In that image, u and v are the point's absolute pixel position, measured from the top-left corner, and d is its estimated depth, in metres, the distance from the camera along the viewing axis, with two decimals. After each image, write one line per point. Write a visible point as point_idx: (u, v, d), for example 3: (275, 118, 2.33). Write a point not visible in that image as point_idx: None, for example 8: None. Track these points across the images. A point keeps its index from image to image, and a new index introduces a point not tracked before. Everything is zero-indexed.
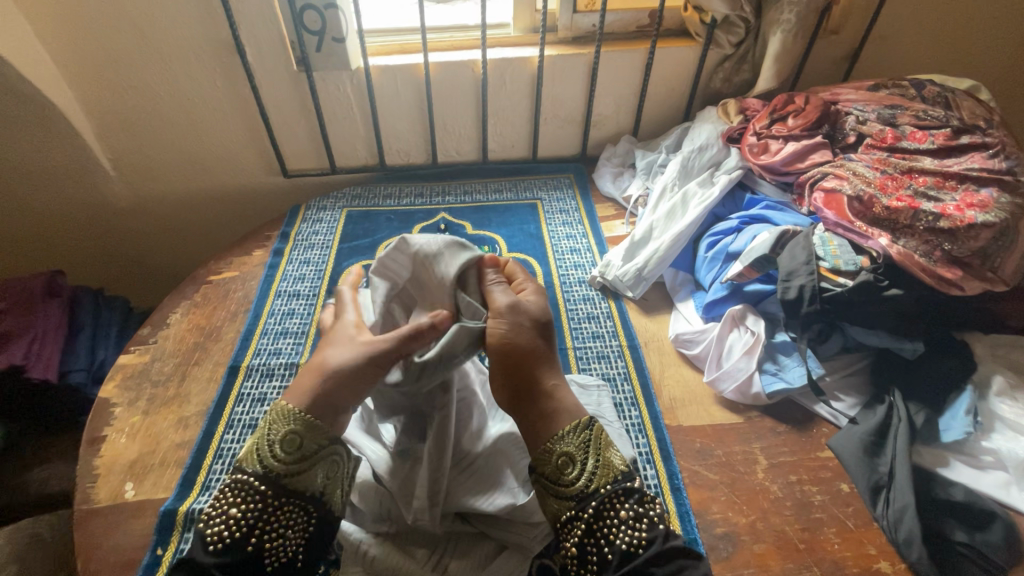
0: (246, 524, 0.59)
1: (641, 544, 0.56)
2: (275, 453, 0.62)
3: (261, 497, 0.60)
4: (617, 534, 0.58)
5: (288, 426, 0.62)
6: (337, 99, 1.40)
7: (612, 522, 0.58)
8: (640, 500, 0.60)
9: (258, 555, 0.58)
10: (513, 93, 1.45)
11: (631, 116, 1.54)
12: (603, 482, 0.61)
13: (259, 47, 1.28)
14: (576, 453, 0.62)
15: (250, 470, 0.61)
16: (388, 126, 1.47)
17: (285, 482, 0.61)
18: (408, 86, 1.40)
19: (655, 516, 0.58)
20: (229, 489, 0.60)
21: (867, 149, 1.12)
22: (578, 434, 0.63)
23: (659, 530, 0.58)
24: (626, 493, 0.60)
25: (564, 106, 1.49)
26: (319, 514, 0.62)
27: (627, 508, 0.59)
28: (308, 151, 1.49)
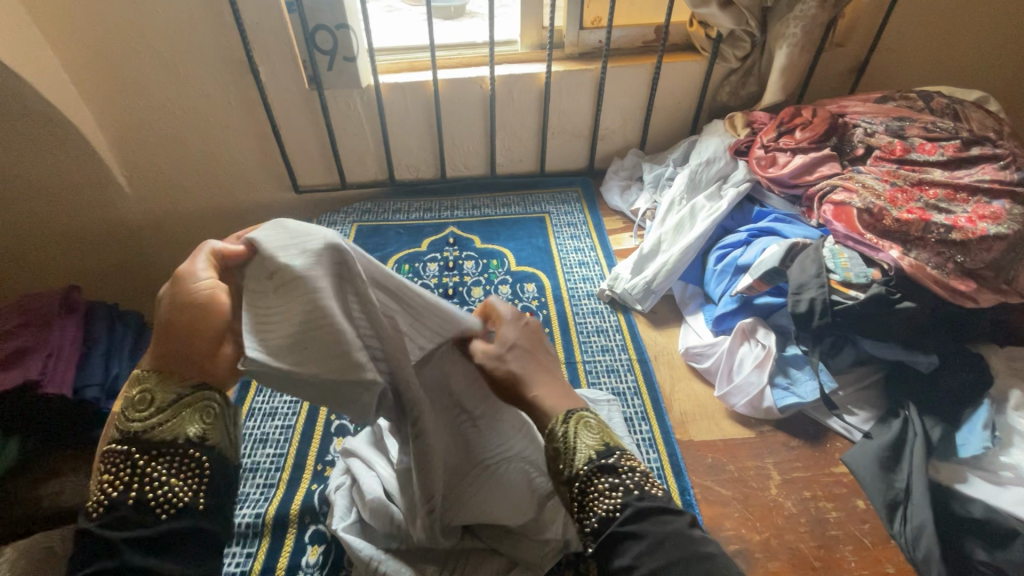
0: (125, 483, 0.51)
1: (618, 510, 0.54)
2: (134, 413, 0.54)
3: (136, 453, 0.52)
4: (599, 506, 0.55)
5: (147, 383, 0.55)
6: (348, 116, 1.42)
7: (592, 495, 0.56)
8: (617, 468, 0.57)
9: (147, 509, 0.50)
10: (520, 108, 1.47)
11: (637, 129, 1.55)
12: (580, 461, 0.58)
13: (272, 67, 1.31)
14: (555, 441, 0.59)
15: (115, 436, 0.54)
16: (398, 141, 1.49)
17: (155, 431, 0.53)
18: (418, 103, 1.42)
19: (631, 484, 0.56)
20: (103, 461, 0.53)
21: (877, 161, 1.12)
22: (560, 423, 0.60)
23: (636, 495, 0.55)
24: (604, 466, 0.57)
25: (572, 120, 1.51)
26: (208, 460, 0.54)
27: (605, 480, 0.57)
28: (318, 166, 1.51)
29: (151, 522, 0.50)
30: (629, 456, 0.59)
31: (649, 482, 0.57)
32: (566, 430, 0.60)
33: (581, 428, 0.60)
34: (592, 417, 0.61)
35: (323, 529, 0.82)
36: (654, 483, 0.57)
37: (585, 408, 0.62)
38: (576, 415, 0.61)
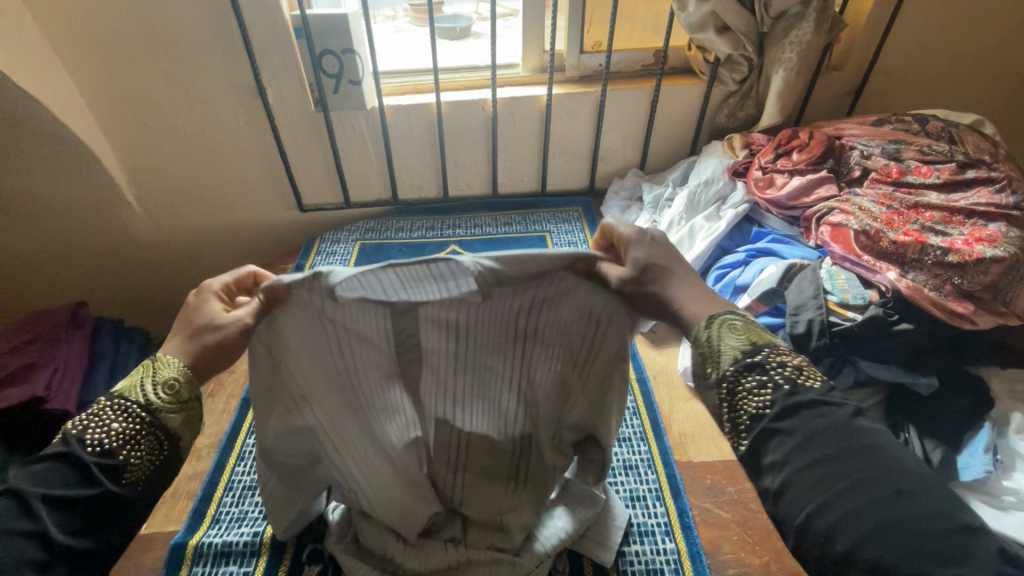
0: (119, 439, 0.55)
1: (766, 405, 0.52)
2: (163, 389, 0.59)
3: (138, 424, 0.56)
4: (746, 405, 0.53)
5: (184, 376, 0.60)
6: (353, 138, 1.45)
7: (741, 395, 0.54)
8: (768, 366, 0.54)
9: (116, 471, 0.55)
10: (522, 129, 1.50)
11: (637, 150, 1.57)
12: (727, 364, 0.56)
13: (279, 89, 1.34)
14: (704, 347, 0.58)
15: (133, 398, 0.57)
16: (401, 161, 1.52)
17: (161, 417, 0.58)
18: (422, 124, 1.45)
19: (780, 379, 0.53)
20: (105, 408, 0.57)
21: (872, 183, 1.12)
22: (703, 328, 0.59)
23: (787, 390, 0.52)
24: (751, 365, 0.54)
25: (573, 141, 1.53)
26: (174, 452, 0.59)
27: (752, 380, 0.54)
28: (323, 186, 1.54)
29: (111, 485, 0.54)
30: (781, 353, 0.55)
31: (803, 375, 0.53)
32: (710, 338, 0.57)
33: (725, 332, 0.57)
34: (736, 321, 0.58)
35: (321, 549, 0.83)
36: (809, 376, 0.53)
37: (727, 313, 0.59)
38: (725, 322, 0.58)
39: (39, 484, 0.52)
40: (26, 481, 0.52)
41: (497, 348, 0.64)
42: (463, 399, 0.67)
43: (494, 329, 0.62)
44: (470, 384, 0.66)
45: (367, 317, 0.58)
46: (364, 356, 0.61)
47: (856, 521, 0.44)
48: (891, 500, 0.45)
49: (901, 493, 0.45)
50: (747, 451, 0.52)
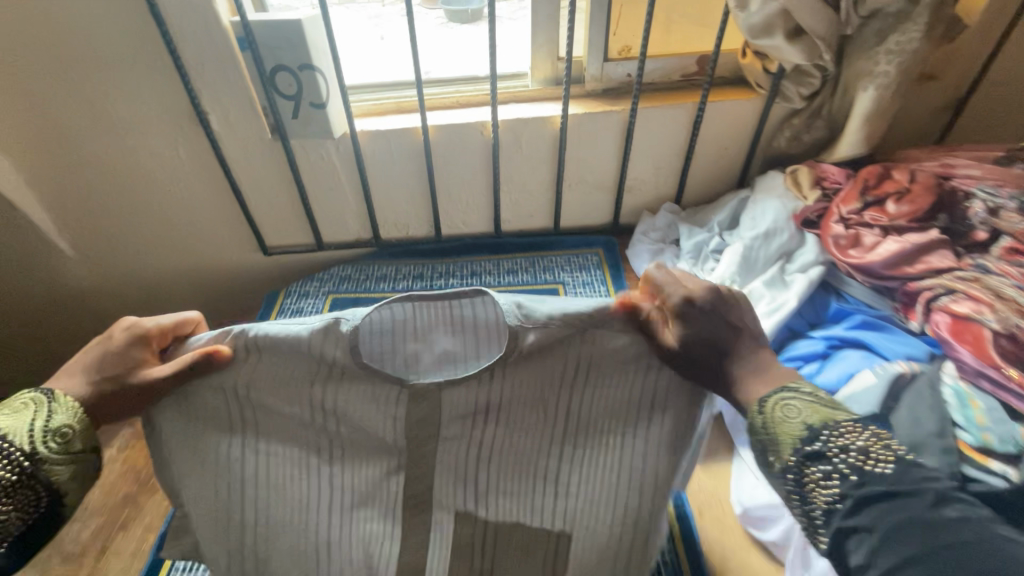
0: (12, 485, 0.58)
1: (837, 497, 0.52)
2: (57, 439, 0.61)
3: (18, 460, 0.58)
4: (816, 500, 0.53)
5: (78, 420, 0.62)
6: (321, 170, 1.18)
7: (810, 488, 0.54)
8: (826, 451, 0.53)
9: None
10: (530, 158, 1.21)
11: (672, 181, 1.27)
12: (788, 451, 0.56)
13: (225, 114, 1.08)
14: None
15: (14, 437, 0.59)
16: (382, 197, 1.24)
17: (41, 461, 0.59)
18: (405, 153, 1.17)
19: (846, 467, 0.52)
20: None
21: (1008, 255, 0.83)
22: (757, 414, 0.58)
23: (854, 480, 0.51)
24: (811, 454, 0.54)
25: (592, 171, 1.24)
26: (46, 507, 0.61)
27: (817, 471, 0.53)
28: (288, 226, 1.27)
29: None
30: (843, 431, 0.54)
31: (872, 455, 0.52)
32: (770, 422, 0.57)
33: (779, 411, 0.57)
34: (793, 402, 0.57)
35: None
36: (879, 459, 0.52)
37: (781, 392, 0.58)
38: (776, 402, 0.58)
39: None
40: None
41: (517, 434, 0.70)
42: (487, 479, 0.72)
43: (521, 412, 0.69)
44: (501, 454, 0.71)
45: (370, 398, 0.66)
46: (377, 422, 0.67)
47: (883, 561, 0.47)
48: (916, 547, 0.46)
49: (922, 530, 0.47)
50: (827, 550, 0.51)
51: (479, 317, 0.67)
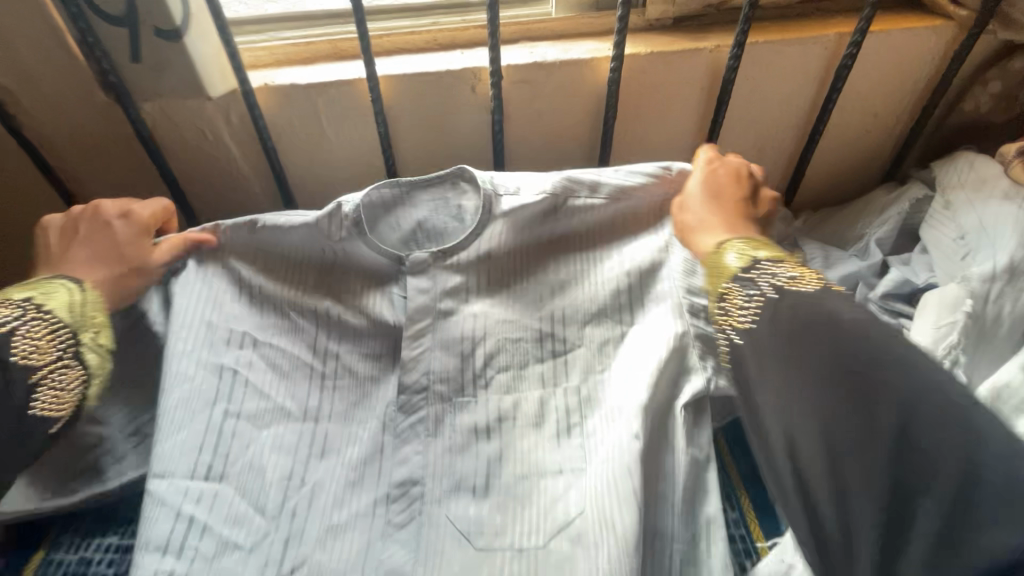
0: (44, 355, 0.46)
1: (751, 317, 0.44)
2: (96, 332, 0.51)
3: (68, 338, 0.48)
4: (729, 321, 0.47)
5: (106, 313, 0.52)
6: (207, 158, 0.71)
7: (726, 317, 0.47)
8: (751, 275, 0.46)
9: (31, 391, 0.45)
10: (554, 134, 0.73)
11: (780, 170, 0.79)
12: (719, 284, 0.48)
13: (9, 56, 0.60)
14: (711, 281, 0.49)
15: (59, 313, 0.49)
16: (314, 200, 0.77)
17: (84, 348, 0.49)
18: (344, 127, 0.69)
19: (770, 285, 0.44)
20: (28, 318, 0.47)
21: None
22: (736, 249, 0.49)
23: (776, 296, 0.44)
24: (743, 279, 0.46)
25: (653, 154, 0.76)
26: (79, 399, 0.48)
27: (741, 297, 0.46)
28: None
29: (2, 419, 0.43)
30: (778, 261, 0.46)
31: (792, 284, 0.44)
32: (711, 254, 0.50)
33: (728, 246, 0.50)
34: (739, 245, 0.49)
35: None
36: (801, 281, 0.44)
37: (736, 238, 0.51)
38: (728, 242, 0.50)
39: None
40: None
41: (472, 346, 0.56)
42: (421, 454, 0.54)
43: (500, 461, 0.52)
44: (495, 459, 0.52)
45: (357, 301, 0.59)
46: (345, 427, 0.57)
47: (805, 435, 0.41)
48: (935, 484, 0.34)
49: (888, 406, 0.37)
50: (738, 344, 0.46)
51: (447, 208, 0.62)
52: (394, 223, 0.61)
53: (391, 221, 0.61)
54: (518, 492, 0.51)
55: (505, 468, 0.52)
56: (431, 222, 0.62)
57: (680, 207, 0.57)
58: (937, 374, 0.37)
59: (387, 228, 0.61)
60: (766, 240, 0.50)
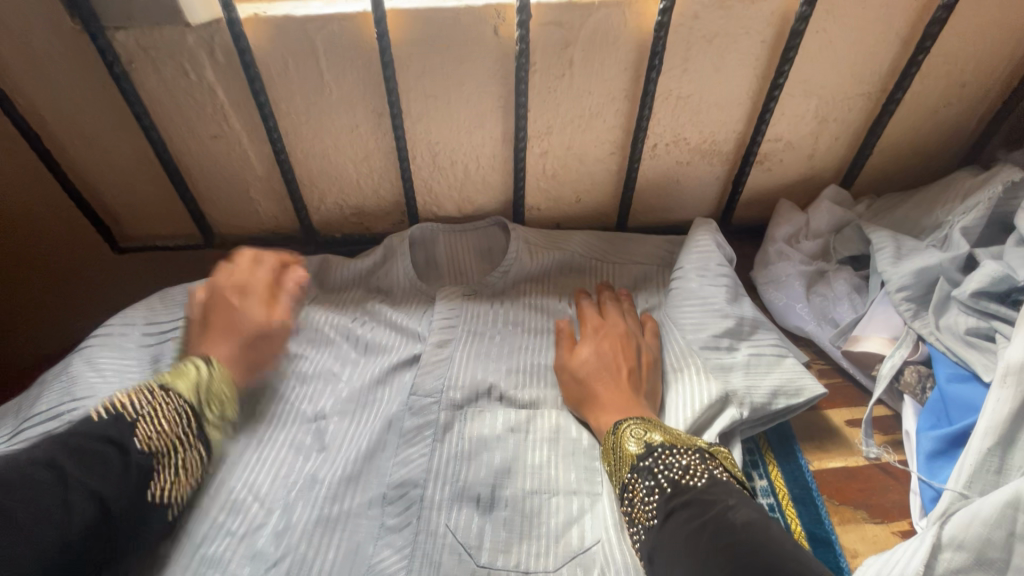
0: (161, 438, 0.45)
1: (663, 489, 0.44)
2: (228, 401, 0.51)
3: (188, 417, 0.47)
4: (638, 516, 0.45)
5: (234, 388, 0.52)
6: (189, 102, 0.62)
7: (634, 507, 0.46)
8: (652, 469, 0.46)
9: (147, 468, 0.43)
10: (587, 91, 0.63)
11: (841, 146, 0.69)
12: (625, 443, 0.50)
13: None
14: (607, 450, 0.51)
15: (187, 395, 0.48)
16: (311, 157, 0.68)
17: (208, 426, 0.49)
18: (346, 72, 0.60)
19: (665, 485, 0.44)
20: (154, 398, 0.46)
21: None
22: (629, 431, 0.50)
23: (675, 498, 0.43)
24: (642, 469, 0.47)
25: (699, 119, 0.66)
26: (199, 438, 0.48)
27: (644, 484, 0.46)
28: (154, 204, 0.73)
29: (133, 490, 0.42)
30: (676, 450, 0.47)
31: (687, 477, 0.44)
32: (611, 443, 0.51)
33: (626, 432, 0.50)
34: (637, 428, 0.50)
35: None
36: (698, 474, 0.44)
37: (633, 419, 0.52)
38: (624, 426, 0.51)
39: (84, 465, 0.40)
40: (32, 467, 0.38)
41: (475, 364, 0.61)
42: (424, 457, 0.54)
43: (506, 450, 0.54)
44: (502, 439, 0.55)
45: (404, 298, 0.69)
46: (366, 400, 0.60)
47: (668, 561, 0.39)
48: (751, 562, 0.34)
49: (743, 547, 0.35)
50: (641, 548, 0.44)
51: (487, 242, 0.73)
52: (416, 241, 0.72)
53: (426, 238, 0.72)
54: (521, 507, 0.50)
55: (499, 507, 0.50)
56: (472, 243, 0.73)
57: (592, 325, 0.63)
58: (776, 530, 0.37)
59: (417, 243, 0.72)
60: (661, 423, 0.52)
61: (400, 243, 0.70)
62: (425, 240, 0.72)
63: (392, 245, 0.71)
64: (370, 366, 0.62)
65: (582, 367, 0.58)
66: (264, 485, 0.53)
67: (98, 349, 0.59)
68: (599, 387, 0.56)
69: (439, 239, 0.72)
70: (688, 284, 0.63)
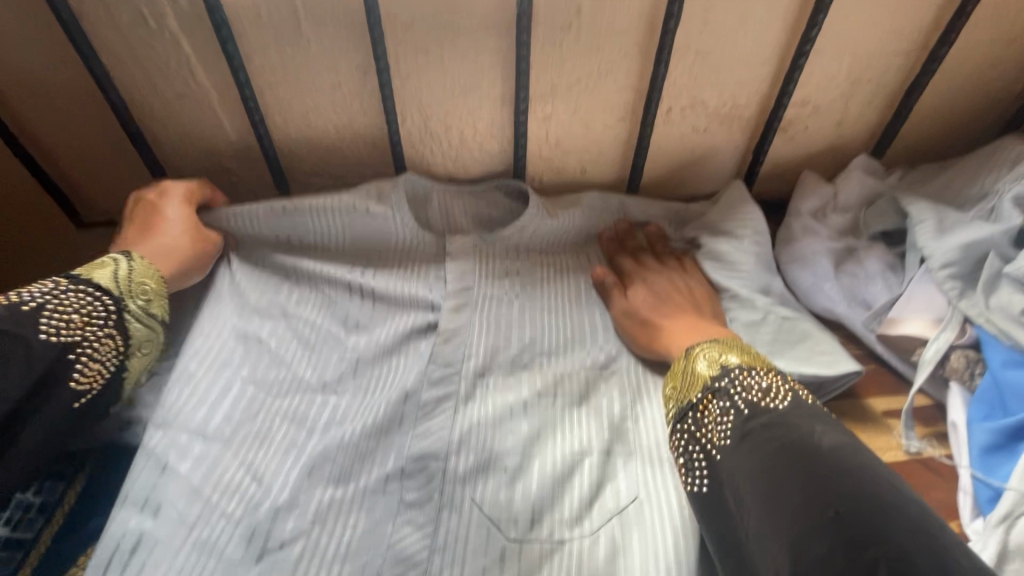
0: (71, 329, 0.42)
1: (740, 411, 0.40)
2: (148, 300, 0.48)
3: (111, 308, 0.45)
4: (708, 438, 0.40)
5: (159, 282, 0.49)
6: (151, 54, 0.55)
7: (701, 430, 0.41)
8: (729, 389, 0.41)
9: (52, 362, 0.40)
10: (596, 46, 0.57)
11: (874, 112, 0.63)
12: (701, 365, 0.45)
13: None
14: (672, 375, 0.47)
15: (102, 284, 0.45)
16: (291, 120, 0.62)
17: (130, 318, 0.46)
18: (327, 22, 0.54)
19: (744, 410, 0.40)
20: (61, 286, 0.43)
21: None
22: (705, 352, 0.46)
23: (755, 421, 0.38)
24: (717, 390, 0.42)
25: (720, 79, 0.60)
26: (114, 335, 0.45)
27: (719, 405, 0.41)
28: (119, 173, 0.66)
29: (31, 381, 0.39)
30: (756, 370, 0.42)
31: (769, 401, 0.40)
32: (681, 365, 0.47)
33: (700, 354, 0.46)
34: (711, 350, 0.46)
35: None
36: (779, 400, 0.40)
37: (706, 341, 0.47)
38: (698, 350, 0.47)
39: None
40: None
41: (496, 330, 0.55)
42: (446, 428, 0.48)
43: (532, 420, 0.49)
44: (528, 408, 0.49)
45: (403, 252, 0.61)
46: (375, 367, 0.53)
47: (745, 479, 0.36)
48: (856, 492, 0.31)
49: (848, 478, 0.32)
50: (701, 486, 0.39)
51: (492, 206, 0.67)
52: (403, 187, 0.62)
53: (420, 194, 0.64)
54: (552, 481, 0.45)
55: (528, 482, 0.45)
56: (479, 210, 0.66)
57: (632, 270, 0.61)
58: (875, 463, 0.34)
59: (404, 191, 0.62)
60: (737, 343, 0.47)
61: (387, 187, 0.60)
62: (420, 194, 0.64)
63: (369, 190, 0.60)
64: (379, 329, 0.56)
65: (642, 306, 0.56)
66: (262, 464, 0.47)
67: None
68: (663, 323, 0.54)
69: (434, 194, 0.64)
70: (716, 245, 0.61)
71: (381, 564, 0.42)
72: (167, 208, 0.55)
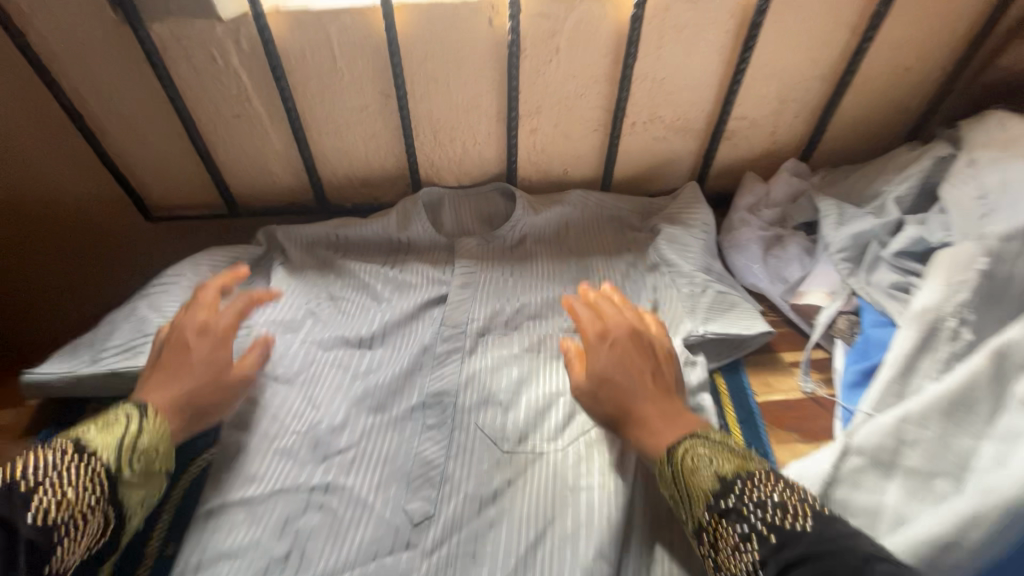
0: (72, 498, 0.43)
1: (763, 533, 0.41)
2: (146, 459, 0.49)
3: (100, 485, 0.45)
4: (727, 565, 0.43)
5: (165, 444, 0.51)
6: (217, 85, 0.70)
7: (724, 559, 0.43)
8: (740, 509, 0.43)
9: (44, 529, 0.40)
10: (573, 75, 0.71)
11: (801, 122, 0.77)
12: (705, 465, 0.47)
13: None
14: (664, 476, 0.49)
15: (104, 456, 0.46)
16: (326, 134, 0.76)
17: (123, 488, 0.47)
18: (357, 59, 0.68)
19: (763, 528, 0.42)
20: (65, 457, 0.44)
21: None
22: (689, 453, 0.49)
23: (772, 543, 0.41)
24: (725, 510, 0.44)
25: (673, 100, 0.74)
26: (110, 511, 0.45)
27: (733, 527, 0.43)
28: (184, 176, 0.81)
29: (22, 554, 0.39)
30: (757, 482, 0.45)
31: (786, 521, 0.41)
32: (672, 462, 0.49)
33: (690, 459, 0.48)
34: (701, 448, 0.49)
35: None
36: (795, 516, 0.42)
37: (691, 436, 0.50)
38: (685, 449, 0.49)
39: None
40: None
41: (495, 301, 0.72)
42: (456, 373, 0.65)
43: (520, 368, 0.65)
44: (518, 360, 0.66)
45: (426, 250, 0.79)
46: (401, 329, 0.70)
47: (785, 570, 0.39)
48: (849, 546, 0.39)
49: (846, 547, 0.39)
50: None
51: (495, 207, 0.82)
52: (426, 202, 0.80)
53: (439, 203, 0.81)
54: (534, 411, 0.61)
55: (516, 411, 0.61)
56: (485, 210, 0.82)
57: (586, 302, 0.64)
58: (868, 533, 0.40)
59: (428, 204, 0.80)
60: (714, 437, 0.51)
61: (416, 202, 0.79)
62: (439, 204, 0.81)
63: (404, 208, 0.79)
64: (405, 300, 0.72)
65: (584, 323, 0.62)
66: (320, 397, 0.63)
67: (161, 295, 0.70)
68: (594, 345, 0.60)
69: (448, 203, 0.81)
70: (672, 230, 0.75)
71: (409, 465, 0.58)
72: (197, 349, 0.58)
